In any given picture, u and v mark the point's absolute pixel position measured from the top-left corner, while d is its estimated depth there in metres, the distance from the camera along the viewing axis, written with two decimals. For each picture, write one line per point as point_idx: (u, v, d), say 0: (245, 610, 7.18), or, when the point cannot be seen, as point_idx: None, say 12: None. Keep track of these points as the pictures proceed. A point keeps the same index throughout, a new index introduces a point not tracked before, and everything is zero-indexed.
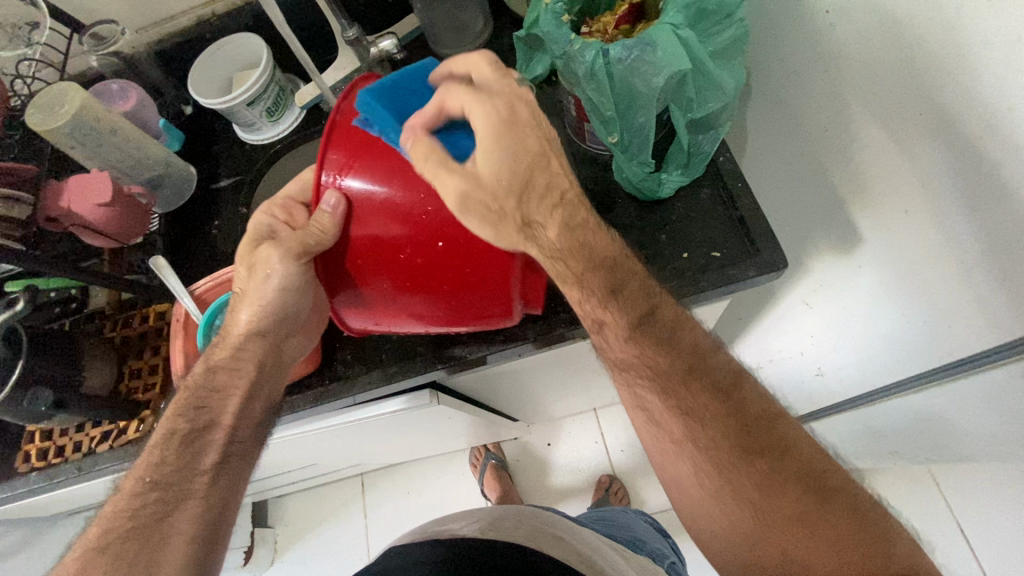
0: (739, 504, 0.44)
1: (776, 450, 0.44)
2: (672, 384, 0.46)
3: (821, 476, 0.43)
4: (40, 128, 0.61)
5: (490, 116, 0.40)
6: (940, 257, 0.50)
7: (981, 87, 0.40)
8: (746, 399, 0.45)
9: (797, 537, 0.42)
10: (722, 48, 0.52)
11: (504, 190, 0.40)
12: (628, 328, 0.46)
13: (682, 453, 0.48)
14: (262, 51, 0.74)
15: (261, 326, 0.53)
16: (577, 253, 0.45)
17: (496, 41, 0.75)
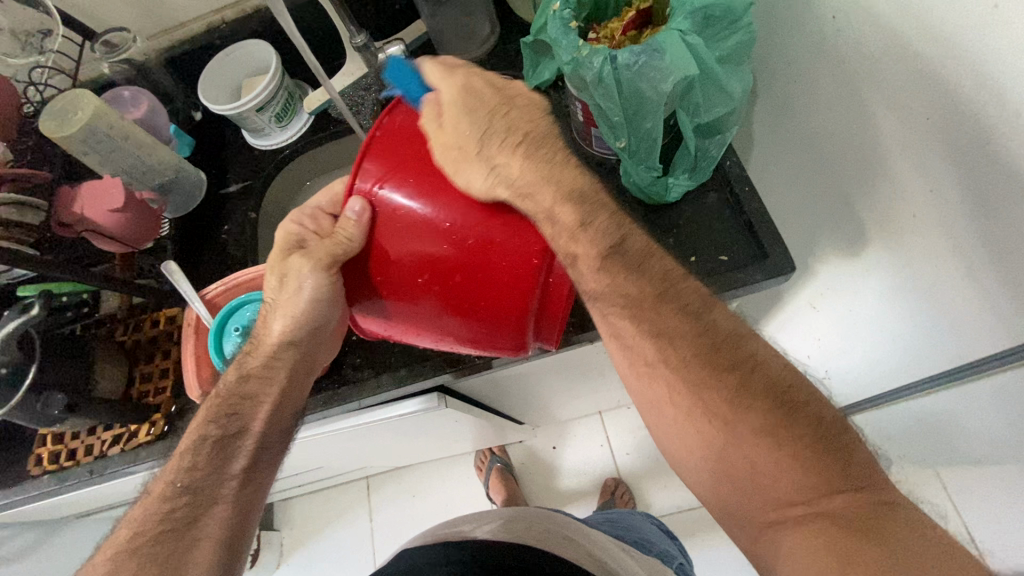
0: (707, 421, 0.41)
1: (745, 365, 0.41)
2: (640, 303, 0.43)
3: (788, 389, 0.40)
4: (55, 135, 0.63)
5: (459, 84, 0.44)
6: (948, 259, 0.50)
7: (986, 92, 0.40)
8: (717, 320, 0.42)
9: (763, 452, 0.39)
10: (728, 53, 0.53)
11: (468, 131, 0.42)
12: (597, 256, 0.43)
13: (654, 379, 0.43)
14: (271, 57, 0.75)
15: (294, 335, 0.53)
16: (548, 185, 0.43)
17: (503, 47, 0.76)
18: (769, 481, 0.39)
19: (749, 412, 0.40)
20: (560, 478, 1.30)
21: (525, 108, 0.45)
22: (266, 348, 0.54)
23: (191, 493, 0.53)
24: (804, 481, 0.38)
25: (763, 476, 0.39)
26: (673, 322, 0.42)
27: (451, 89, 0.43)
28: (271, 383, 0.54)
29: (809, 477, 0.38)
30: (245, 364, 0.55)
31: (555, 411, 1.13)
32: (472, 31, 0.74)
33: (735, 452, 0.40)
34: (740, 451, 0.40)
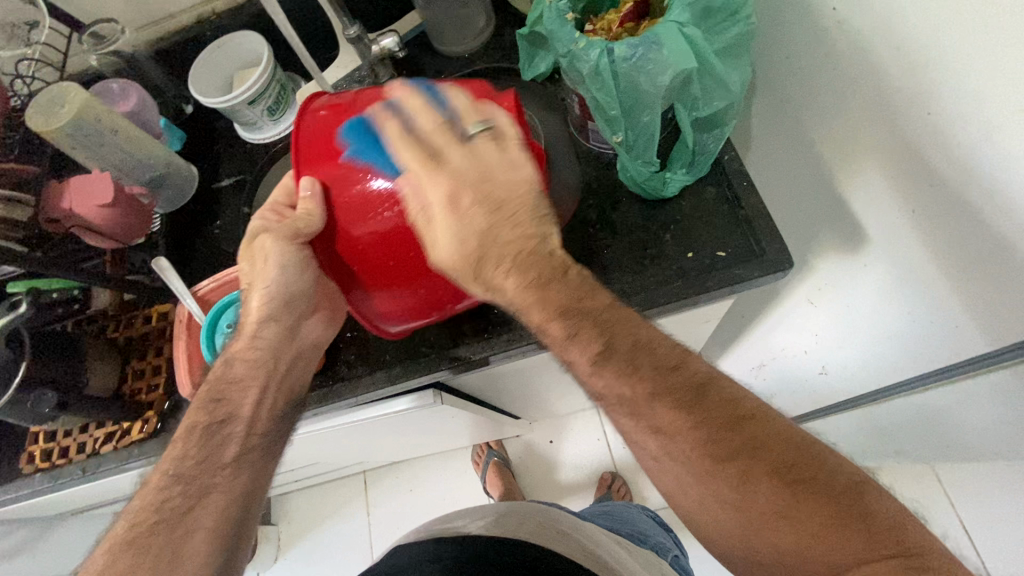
0: (721, 507, 0.41)
1: (746, 451, 0.39)
2: (635, 405, 0.41)
3: (796, 461, 0.38)
4: (42, 129, 0.61)
5: (447, 191, 0.42)
6: (947, 257, 0.49)
7: (987, 87, 0.39)
8: (714, 403, 0.40)
9: (784, 534, 0.38)
10: (727, 46, 0.52)
11: (458, 258, 0.43)
12: (589, 364, 0.42)
13: (661, 467, 0.43)
14: (262, 49, 0.74)
15: (272, 312, 0.54)
16: (539, 306, 0.42)
17: (498, 38, 0.75)
18: (797, 557, 0.38)
19: (759, 490, 0.39)
20: (557, 471, 1.30)
21: (515, 214, 0.42)
22: (248, 330, 0.54)
23: (191, 489, 0.51)
24: (829, 549, 0.37)
25: (787, 549, 0.38)
26: (669, 420, 0.40)
27: (436, 197, 0.42)
28: (259, 366, 0.55)
29: (833, 545, 0.37)
30: (237, 362, 0.54)
31: (551, 406, 1.12)
32: (468, 20, 0.73)
33: (756, 525, 0.39)
34: (762, 529, 0.39)
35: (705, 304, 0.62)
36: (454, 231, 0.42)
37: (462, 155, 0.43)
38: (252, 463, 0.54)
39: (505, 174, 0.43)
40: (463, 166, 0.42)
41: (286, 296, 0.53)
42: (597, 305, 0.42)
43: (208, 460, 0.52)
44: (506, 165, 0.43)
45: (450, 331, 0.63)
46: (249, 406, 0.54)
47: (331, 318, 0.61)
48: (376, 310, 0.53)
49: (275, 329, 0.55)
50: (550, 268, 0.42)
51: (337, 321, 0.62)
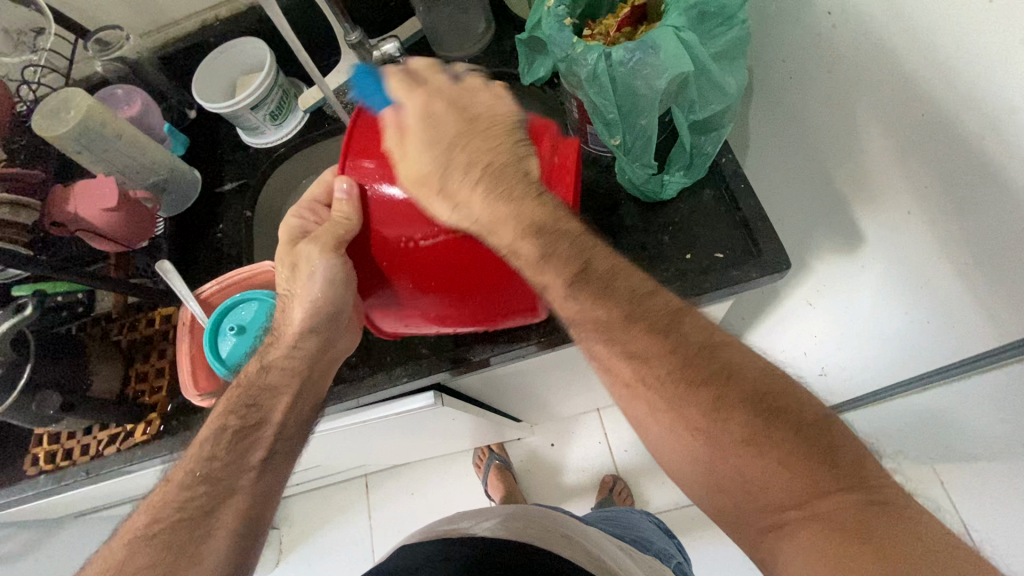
0: (690, 435, 0.38)
1: (719, 376, 0.38)
2: (610, 328, 0.40)
3: (771, 390, 0.37)
4: (47, 134, 0.63)
5: (422, 108, 0.45)
6: (943, 256, 0.50)
7: (979, 89, 0.40)
8: (689, 328, 0.40)
9: (751, 462, 0.37)
10: (723, 50, 0.52)
11: (427, 166, 0.43)
12: (565, 283, 0.41)
13: (631, 396, 0.41)
14: (265, 55, 0.75)
15: (313, 324, 0.54)
16: (504, 221, 0.42)
17: (498, 43, 0.76)
18: (761, 487, 0.36)
19: (733, 419, 0.37)
20: (559, 475, 1.30)
21: (494, 133, 0.45)
22: (287, 337, 0.55)
23: (214, 486, 0.52)
24: (792, 484, 0.36)
25: (752, 481, 0.37)
26: (650, 343, 0.39)
27: (413, 112, 0.45)
28: (294, 374, 0.56)
29: (800, 477, 0.35)
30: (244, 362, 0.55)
31: (552, 408, 1.13)
32: (466, 26, 0.74)
33: (726, 453, 0.38)
34: (730, 457, 0.37)
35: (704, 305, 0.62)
36: (421, 148, 0.44)
37: (445, 84, 0.46)
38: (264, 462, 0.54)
39: (483, 98, 0.46)
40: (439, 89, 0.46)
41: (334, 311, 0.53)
42: (572, 228, 0.42)
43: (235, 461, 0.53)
44: (491, 105, 0.46)
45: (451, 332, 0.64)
46: (281, 410, 0.55)
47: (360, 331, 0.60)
48: (396, 311, 0.52)
49: (315, 341, 0.55)
50: (527, 188, 0.43)
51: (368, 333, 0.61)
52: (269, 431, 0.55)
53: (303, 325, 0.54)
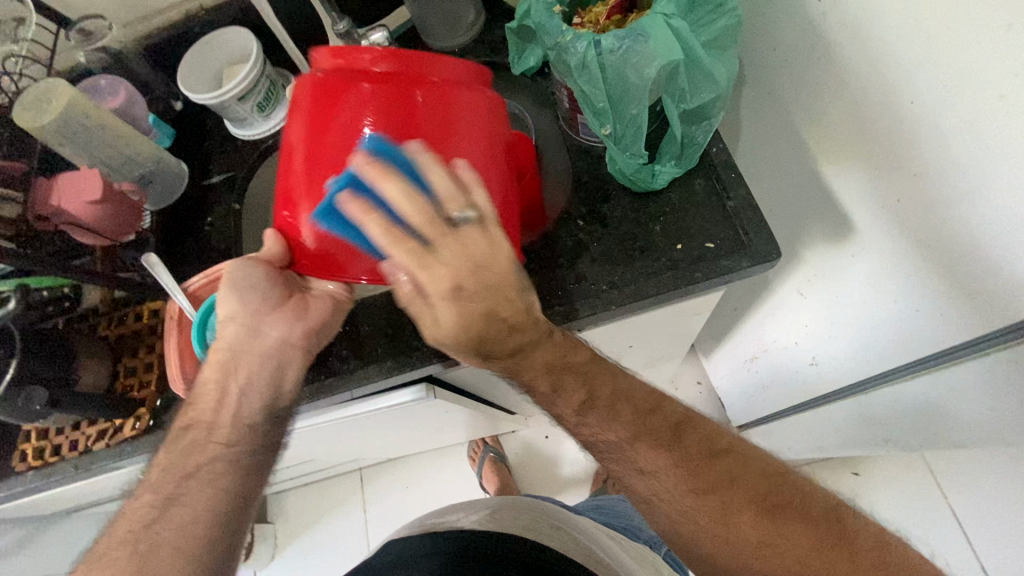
0: (707, 539, 0.45)
1: (725, 483, 0.45)
2: (623, 450, 0.47)
3: (773, 487, 0.45)
4: (29, 125, 0.62)
5: (446, 280, 0.37)
6: (933, 245, 0.50)
7: (966, 76, 0.40)
8: (691, 439, 0.47)
9: (768, 557, 0.44)
10: (715, 38, 0.52)
11: (471, 335, 0.40)
12: (575, 413, 0.47)
13: (647, 507, 0.47)
14: (252, 45, 0.74)
15: (230, 308, 0.55)
16: (543, 370, 0.45)
17: (487, 32, 0.75)
18: None
19: (745, 523, 0.44)
20: (553, 466, 1.31)
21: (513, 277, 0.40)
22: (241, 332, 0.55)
23: (162, 495, 0.50)
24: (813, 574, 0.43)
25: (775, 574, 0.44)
26: (655, 458, 0.46)
27: (438, 288, 0.37)
28: None
29: (817, 567, 0.43)
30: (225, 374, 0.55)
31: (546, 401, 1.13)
32: (458, 16, 0.73)
33: (748, 553, 0.44)
34: (747, 554, 0.44)
35: (695, 295, 0.62)
36: (448, 317, 0.39)
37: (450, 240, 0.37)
38: (220, 468, 0.52)
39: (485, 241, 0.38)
40: (451, 255, 0.37)
41: (253, 284, 0.54)
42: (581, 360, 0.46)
43: (184, 471, 0.52)
44: (486, 250, 0.38)
45: None
46: (211, 411, 0.54)
47: (302, 315, 0.57)
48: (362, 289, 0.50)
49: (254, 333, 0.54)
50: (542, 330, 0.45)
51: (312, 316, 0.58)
52: (233, 425, 0.54)
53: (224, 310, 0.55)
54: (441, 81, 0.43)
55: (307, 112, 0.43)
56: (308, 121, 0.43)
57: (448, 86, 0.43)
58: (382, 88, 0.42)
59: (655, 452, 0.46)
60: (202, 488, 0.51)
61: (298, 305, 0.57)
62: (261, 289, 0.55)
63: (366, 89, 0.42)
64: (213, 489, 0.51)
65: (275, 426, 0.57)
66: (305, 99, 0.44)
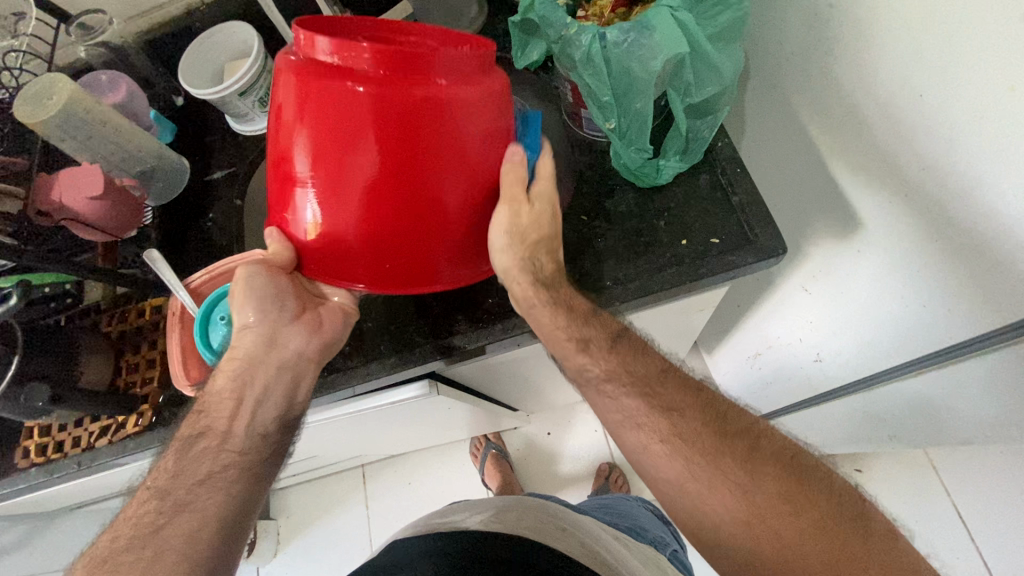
0: (727, 489, 0.45)
1: (747, 434, 0.48)
2: (652, 382, 0.50)
3: (795, 460, 0.47)
4: (29, 121, 0.60)
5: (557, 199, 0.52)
6: (940, 241, 0.49)
7: (977, 67, 0.39)
8: (715, 397, 0.50)
9: (786, 516, 0.44)
10: (720, 31, 0.52)
11: (539, 238, 0.50)
12: (608, 342, 0.51)
13: (669, 453, 0.47)
14: (253, 40, 0.73)
15: (245, 317, 0.53)
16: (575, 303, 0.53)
17: (490, 26, 0.74)
18: (802, 551, 0.43)
19: (766, 475, 0.46)
20: (555, 463, 1.31)
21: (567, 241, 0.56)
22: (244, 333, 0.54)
23: (169, 501, 0.50)
24: (832, 543, 0.43)
25: (793, 539, 0.43)
26: (682, 397, 0.49)
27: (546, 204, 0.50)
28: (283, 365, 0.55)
29: (834, 534, 0.43)
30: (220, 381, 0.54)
31: (548, 398, 1.13)
32: (459, 10, 0.73)
33: (764, 513, 0.44)
34: (761, 514, 0.44)
35: (700, 290, 0.62)
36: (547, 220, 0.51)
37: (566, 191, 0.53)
38: (234, 476, 0.53)
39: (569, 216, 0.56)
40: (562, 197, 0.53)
41: (270, 293, 0.53)
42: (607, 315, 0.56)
43: (187, 471, 0.52)
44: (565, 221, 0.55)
45: (445, 321, 0.63)
46: (225, 420, 0.53)
47: (316, 331, 0.56)
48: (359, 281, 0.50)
49: (256, 333, 0.54)
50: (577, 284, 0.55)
51: (326, 332, 0.57)
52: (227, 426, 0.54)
53: (238, 318, 0.53)
54: (441, 81, 0.39)
55: (293, 102, 0.40)
56: (293, 113, 0.41)
57: (448, 87, 0.39)
58: (375, 89, 0.38)
59: (681, 394, 0.49)
60: (208, 492, 0.51)
61: (312, 319, 0.56)
62: (276, 300, 0.53)
63: (355, 90, 0.38)
64: (215, 494, 0.51)
65: (286, 435, 0.57)
66: (289, 85, 0.41)
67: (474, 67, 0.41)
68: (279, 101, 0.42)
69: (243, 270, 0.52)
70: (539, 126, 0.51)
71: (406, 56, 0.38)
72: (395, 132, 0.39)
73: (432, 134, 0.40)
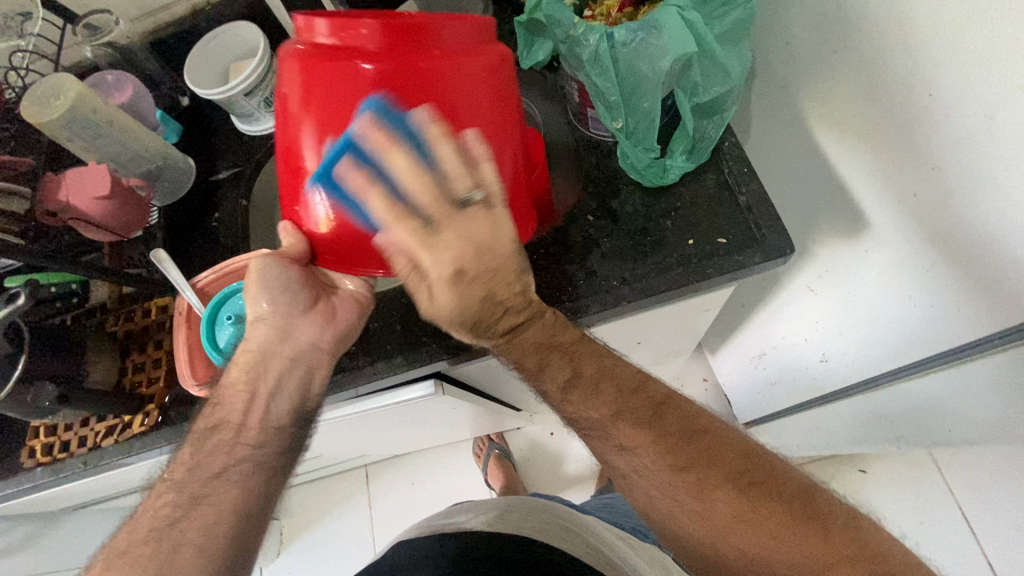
0: (687, 516, 0.47)
1: (699, 462, 0.47)
2: (605, 427, 0.49)
3: (748, 475, 0.46)
4: (35, 121, 0.61)
5: (448, 262, 0.39)
6: (947, 242, 0.49)
7: (988, 64, 0.39)
8: (669, 419, 0.48)
9: (744, 534, 0.45)
10: (727, 30, 0.52)
11: (463, 323, 0.43)
12: (559, 390, 0.49)
13: (635, 487, 0.49)
14: (258, 40, 0.73)
15: (259, 311, 0.53)
16: (531, 352, 0.48)
17: (496, 26, 0.74)
18: (762, 561, 0.44)
19: (719, 500, 0.46)
20: (558, 464, 1.31)
21: (510, 272, 0.42)
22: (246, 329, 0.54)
23: (182, 499, 0.51)
24: (787, 550, 0.43)
25: (753, 552, 0.44)
26: (637, 434, 0.48)
27: (439, 269, 0.39)
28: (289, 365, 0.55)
29: (792, 542, 0.43)
30: (227, 387, 0.54)
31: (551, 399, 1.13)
32: (465, 10, 0.72)
33: (724, 530, 0.45)
34: (726, 534, 0.46)
35: (707, 291, 0.62)
36: (448, 290, 0.40)
37: (452, 230, 0.39)
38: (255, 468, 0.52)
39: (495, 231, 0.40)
40: (461, 241, 0.39)
41: (282, 286, 0.52)
42: (569, 339, 0.48)
43: (194, 471, 0.51)
44: (490, 227, 0.40)
45: None
46: (248, 409, 0.54)
47: (330, 320, 0.56)
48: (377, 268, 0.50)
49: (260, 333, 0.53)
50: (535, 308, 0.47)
51: (338, 321, 0.57)
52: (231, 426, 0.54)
53: (253, 310, 0.53)
54: (443, 52, 0.41)
55: (298, 80, 0.42)
56: (301, 94, 0.42)
57: (450, 55, 0.41)
58: (378, 64, 0.40)
59: (636, 430, 0.48)
60: (217, 491, 0.51)
61: (326, 309, 0.56)
62: (290, 291, 0.53)
63: (359, 62, 0.40)
64: (222, 494, 0.51)
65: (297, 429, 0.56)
66: (295, 73, 0.43)
67: (477, 39, 0.44)
68: (286, 93, 0.44)
69: (254, 263, 0.51)
70: (351, 155, 0.38)
71: (410, 28, 0.40)
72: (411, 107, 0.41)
73: (441, 106, 0.41)
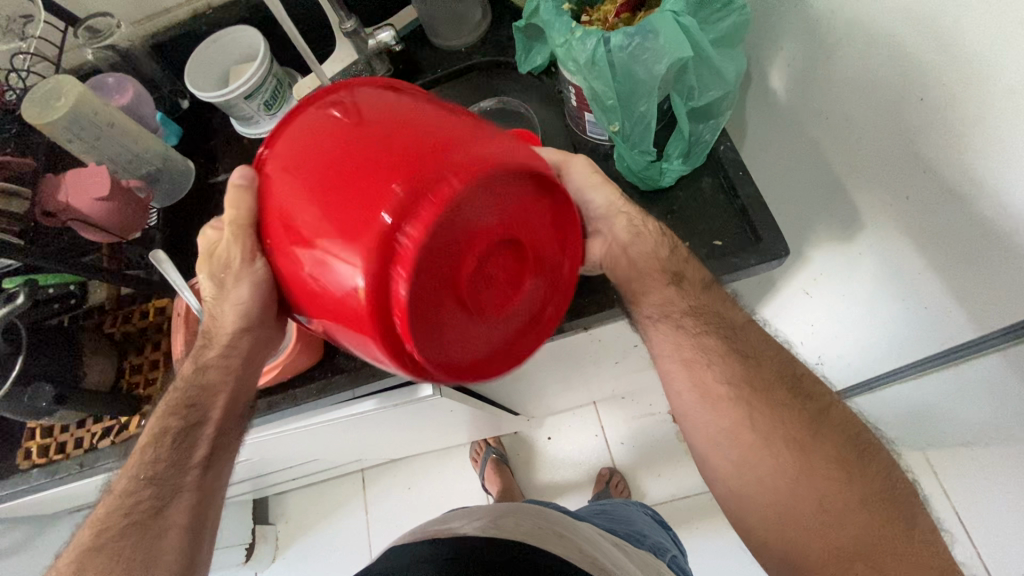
0: (783, 447, 0.45)
1: (818, 404, 0.47)
2: (731, 325, 0.49)
3: (860, 438, 0.46)
4: (36, 121, 0.60)
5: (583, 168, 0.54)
6: (940, 246, 0.50)
7: (979, 69, 0.40)
8: (794, 361, 0.49)
9: (834, 484, 0.43)
10: (723, 35, 0.53)
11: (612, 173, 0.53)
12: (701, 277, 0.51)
13: (731, 401, 0.47)
14: (258, 43, 0.74)
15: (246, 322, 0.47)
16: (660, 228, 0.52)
17: (496, 32, 0.75)
18: (840, 520, 0.43)
19: (823, 446, 0.45)
20: (554, 468, 1.31)
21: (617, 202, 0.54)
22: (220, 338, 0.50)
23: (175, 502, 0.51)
24: (871, 518, 0.42)
25: (833, 507, 0.43)
26: (761, 352, 0.48)
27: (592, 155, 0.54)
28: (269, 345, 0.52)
29: (878, 516, 0.42)
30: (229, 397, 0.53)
31: (549, 402, 1.13)
32: (465, 15, 0.73)
33: (794, 512, 0.44)
34: (816, 481, 0.44)
35: None
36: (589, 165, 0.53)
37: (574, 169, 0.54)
38: None
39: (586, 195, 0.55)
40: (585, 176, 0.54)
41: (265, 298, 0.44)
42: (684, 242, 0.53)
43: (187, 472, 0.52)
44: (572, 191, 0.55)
45: None
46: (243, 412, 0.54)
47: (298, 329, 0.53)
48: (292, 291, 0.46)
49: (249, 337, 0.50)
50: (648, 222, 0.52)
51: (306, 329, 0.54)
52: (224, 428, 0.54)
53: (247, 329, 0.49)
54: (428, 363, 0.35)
55: (345, 213, 0.31)
56: (333, 210, 0.31)
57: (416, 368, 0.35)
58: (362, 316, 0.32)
59: (753, 349, 0.48)
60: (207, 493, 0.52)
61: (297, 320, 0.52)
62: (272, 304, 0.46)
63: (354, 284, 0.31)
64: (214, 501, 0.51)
65: None
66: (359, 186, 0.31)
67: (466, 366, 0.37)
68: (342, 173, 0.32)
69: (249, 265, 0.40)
70: None
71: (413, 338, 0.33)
72: (341, 336, 0.35)
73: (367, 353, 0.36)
